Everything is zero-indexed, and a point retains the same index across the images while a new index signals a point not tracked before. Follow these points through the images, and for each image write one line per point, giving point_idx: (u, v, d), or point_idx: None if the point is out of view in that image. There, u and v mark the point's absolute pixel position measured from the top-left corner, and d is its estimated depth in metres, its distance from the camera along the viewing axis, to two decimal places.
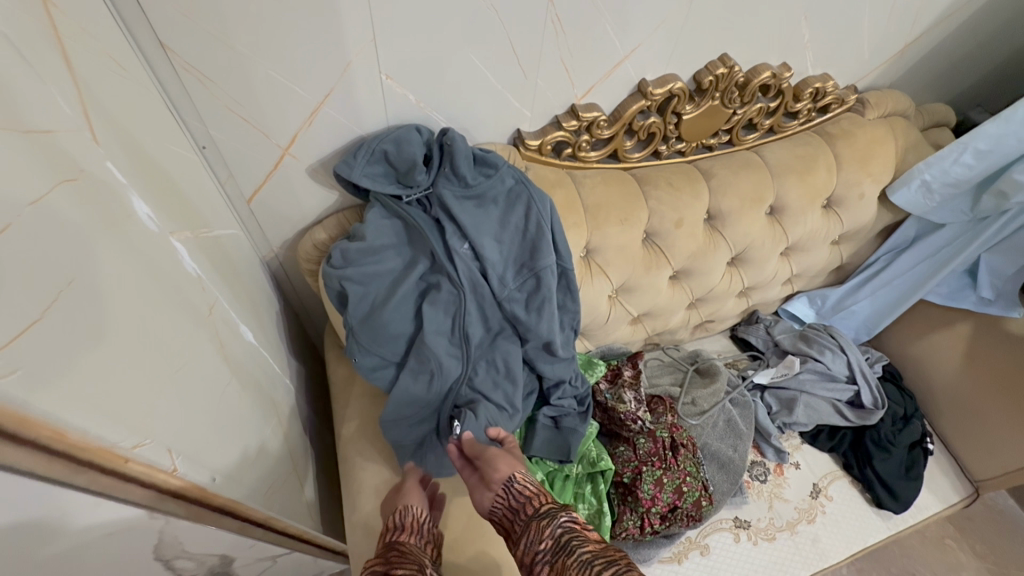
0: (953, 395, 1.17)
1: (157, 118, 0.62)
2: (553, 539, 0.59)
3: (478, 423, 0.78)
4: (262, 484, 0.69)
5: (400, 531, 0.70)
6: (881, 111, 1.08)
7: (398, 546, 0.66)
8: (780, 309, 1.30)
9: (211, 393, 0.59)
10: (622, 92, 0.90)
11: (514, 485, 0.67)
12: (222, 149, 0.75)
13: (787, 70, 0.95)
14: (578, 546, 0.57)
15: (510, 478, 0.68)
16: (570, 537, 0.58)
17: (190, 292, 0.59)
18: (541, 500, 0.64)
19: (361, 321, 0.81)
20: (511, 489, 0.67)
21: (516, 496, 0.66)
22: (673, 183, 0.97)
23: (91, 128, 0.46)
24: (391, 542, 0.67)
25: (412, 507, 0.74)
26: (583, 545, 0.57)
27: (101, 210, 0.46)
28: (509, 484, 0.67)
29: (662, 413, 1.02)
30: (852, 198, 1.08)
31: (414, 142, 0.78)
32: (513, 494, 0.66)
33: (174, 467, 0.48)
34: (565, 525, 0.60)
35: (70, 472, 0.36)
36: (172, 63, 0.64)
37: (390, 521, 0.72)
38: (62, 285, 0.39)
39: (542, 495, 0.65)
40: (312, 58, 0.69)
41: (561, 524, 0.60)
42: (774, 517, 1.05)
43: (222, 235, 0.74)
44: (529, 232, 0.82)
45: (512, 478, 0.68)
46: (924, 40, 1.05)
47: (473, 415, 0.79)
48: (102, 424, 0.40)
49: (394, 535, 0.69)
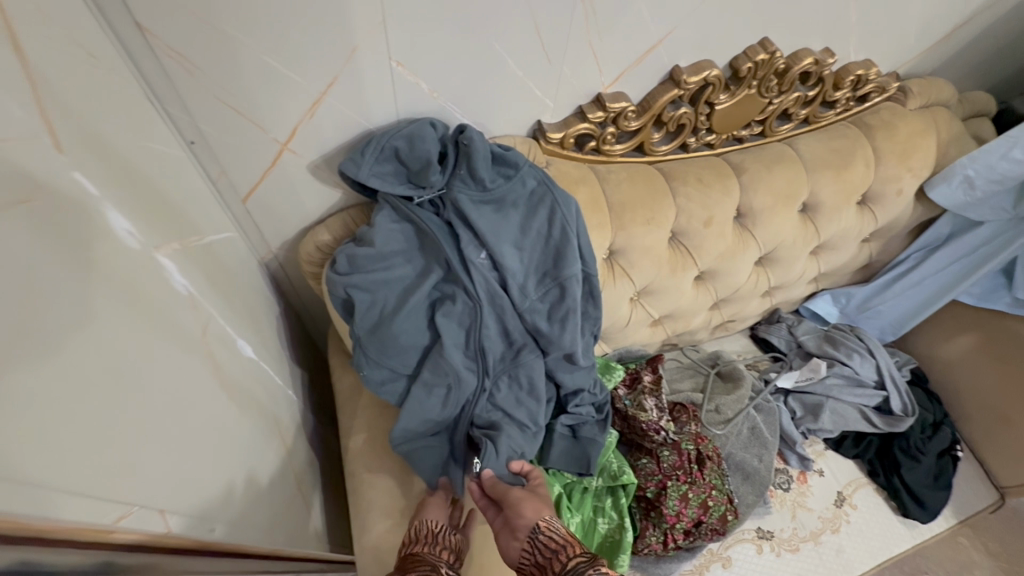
0: (981, 399, 1.12)
1: (136, 114, 0.54)
2: None
3: (500, 458, 0.74)
4: (267, 515, 0.63)
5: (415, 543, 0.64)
6: (923, 100, 1.01)
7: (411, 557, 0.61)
8: (802, 308, 1.24)
9: (206, 428, 0.53)
10: (653, 79, 0.83)
11: (540, 536, 0.60)
12: (214, 144, 0.67)
13: (830, 56, 0.88)
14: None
15: (535, 527, 0.62)
16: None
17: (179, 316, 0.52)
18: (569, 552, 0.56)
19: (369, 332, 0.75)
20: (537, 540, 0.60)
21: (542, 550, 0.58)
22: (703, 179, 0.90)
23: (52, 132, 0.39)
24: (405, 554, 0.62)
25: (428, 520, 0.68)
26: None
27: (66, 231, 0.38)
28: (535, 534, 0.61)
29: (685, 422, 0.97)
30: (889, 194, 1.01)
31: (429, 138, 0.70)
32: (539, 545, 0.59)
33: (167, 529, 0.42)
34: None
35: (56, 560, 0.29)
36: (151, 48, 0.56)
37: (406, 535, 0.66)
38: (18, 335, 0.32)
39: (569, 545, 0.57)
40: (313, 41, 0.61)
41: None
42: (798, 527, 1.01)
43: (215, 240, 0.67)
44: (553, 238, 0.75)
45: (538, 526, 0.62)
46: (974, 23, 0.97)
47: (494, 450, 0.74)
48: (78, 496, 0.34)
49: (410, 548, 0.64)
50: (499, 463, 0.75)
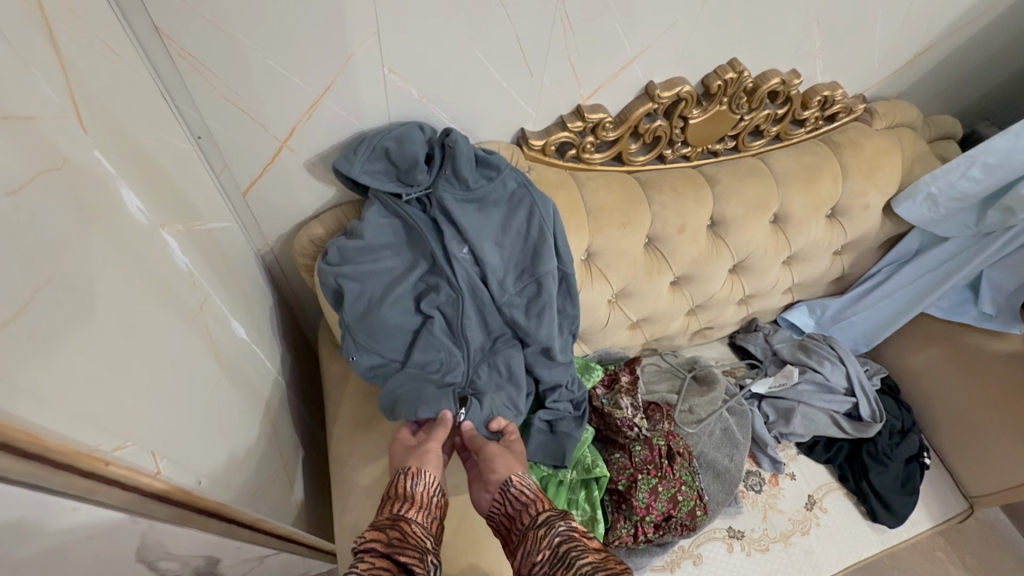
0: (948, 409, 1.16)
1: (150, 106, 0.60)
2: (551, 550, 0.56)
3: (482, 412, 0.79)
4: (250, 483, 0.67)
5: (404, 504, 0.62)
6: (889, 121, 1.07)
7: (401, 525, 0.59)
8: (779, 318, 1.29)
9: (200, 392, 0.58)
10: (629, 94, 0.89)
11: (511, 490, 0.66)
12: (218, 140, 0.73)
13: (796, 77, 0.94)
14: (578, 557, 0.54)
15: (507, 481, 0.67)
16: (570, 547, 0.55)
17: (180, 289, 0.57)
18: (538, 507, 0.62)
19: (357, 319, 0.79)
20: (508, 493, 0.66)
21: (512, 502, 0.64)
22: (678, 188, 0.95)
23: (78, 115, 0.45)
24: (394, 518, 0.60)
25: (425, 477, 0.66)
26: (583, 556, 0.54)
27: (87, 200, 0.44)
28: (506, 488, 0.66)
29: (659, 420, 1.01)
30: (857, 208, 1.07)
31: (416, 140, 0.76)
32: (510, 498, 0.65)
33: (158, 470, 0.47)
34: (564, 533, 0.57)
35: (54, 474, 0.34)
36: (167, 49, 0.62)
37: (398, 490, 0.64)
38: (39, 282, 0.37)
39: (540, 501, 0.63)
40: (314, 49, 0.68)
41: (560, 532, 0.58)
42: (769, 528, 1.04)
43: (216, 228, 0.72)
44: (531, 237, 0.80)
45: (510, 481, 0.67)
46: (934, 51, 1.04)
47: (479, 404, 0.79)
48: (83, 426, 0.39)
49: (400, 508, 0.62)
50: (480, 418, 0.79)
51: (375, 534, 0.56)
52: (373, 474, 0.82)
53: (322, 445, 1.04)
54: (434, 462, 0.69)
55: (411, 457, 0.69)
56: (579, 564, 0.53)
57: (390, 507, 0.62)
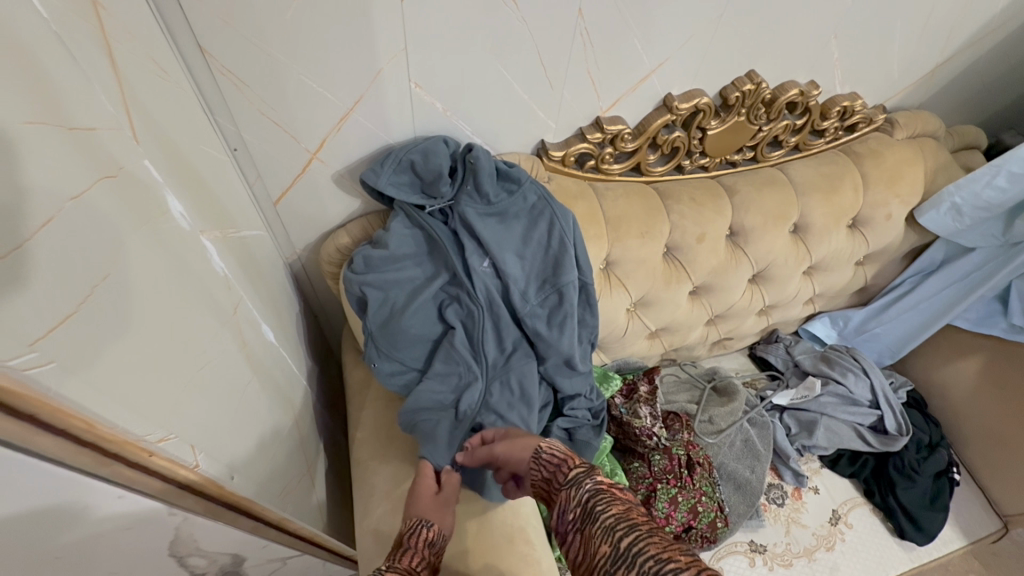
0: (979, 424, 1.13)
1: (192, 120, 0.64)
2: (581, 507, 0.56)
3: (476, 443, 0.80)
4: (277, 483, 0.69)
5: (420, 559, 0.60)
6: (910, 131, 1.06)
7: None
8: (800, 329, 1.27)
9: (232, 391, 0.60)
10: (648, 106, 0.90)
11: (543, 455, 0.66)
12: (253, 151, 0.76)
13: (815, 88, 0.95)
14: (603, 510, 0.53)
15: (537, 448, 0.67)
16: (595, 501, 0.55)
17: (216, 290, 0.60)
18: (569, 465, 0.62)
19: (380, 327, 0.82)
20: (541, 459, 0.66)
21: (546, 467, 0.65)
22: (696, 199, 0.96)
23: (131, 126, 0.48)
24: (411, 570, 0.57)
25: (442, 539, 0.65)
26: (608, 509, 0.53)
27: (137, 204, 0.47)
28: (538, 454, 0.66)
29: (678, 429, 1.00)
30: (879, 218, 1.06)
31: (441, 153, 0.79)
32: (542, 462, 0.65)
33: (196, 463, 0.49)
34: (592, 488, 0.57)
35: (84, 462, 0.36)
36: (209, 66, 0.66)
37: (418, 541, 0.62)
38: (96, 280, 0.40)
39: (570, 459, 0.63)
40: (344, 65, 0.71)
41: (587, 489, 0.57)
42: (792, 542, 1.02)
43: (248, 236, 0.75)
44: (552, 249, 0.82)
45: (540, 448, 0.67)
46: (956, 61, 1.03)
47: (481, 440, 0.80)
48: (131, 416, 0.41)
49: (416, 563, 0.59)
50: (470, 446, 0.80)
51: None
52: (393, 479, 0.82)
53: (343, 451, 1.06)
54: (448, 524, 0.68)
55: (430, 510, 0.68)
56: (603, 517, 0.53)
57: (408, 557, 0.59)
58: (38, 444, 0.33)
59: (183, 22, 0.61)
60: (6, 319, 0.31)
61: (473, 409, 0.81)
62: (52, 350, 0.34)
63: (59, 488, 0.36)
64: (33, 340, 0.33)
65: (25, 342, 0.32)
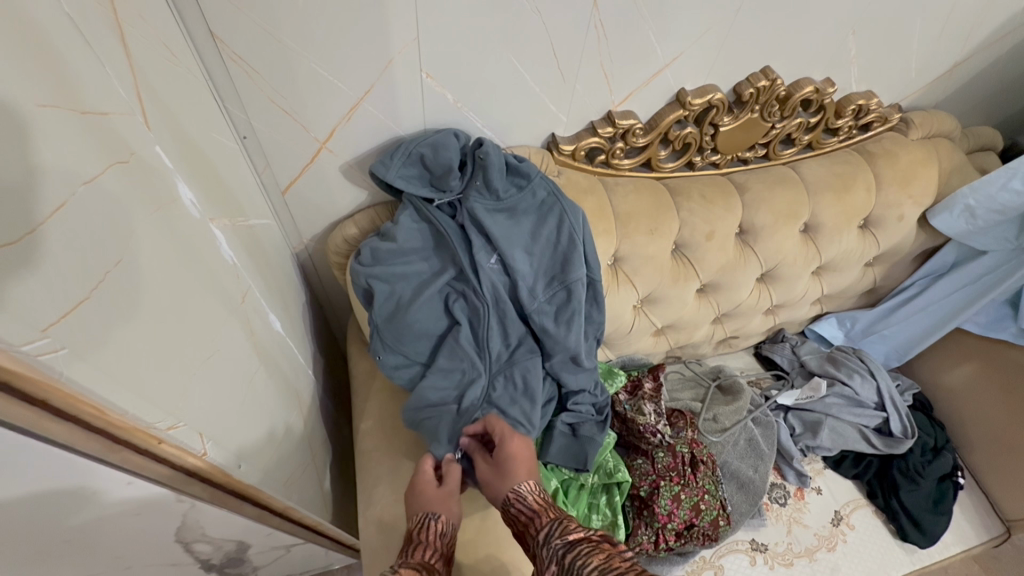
0: (985, 428, 1.13)
1: (202, 107, 0.63)
2: (557, 563, 0.55)
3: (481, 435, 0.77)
4: (283, 471, 0.70)
5: (432, 552, 0.61)
6: (926, 131, 1.05)
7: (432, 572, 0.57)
8: (807, 329, 1.26)
9: (240, 381, 0.60)
10: (660, 101, 0.90)
11: (513, 508, 0.66)
12: (262, 140, 0.76)
13: (830, 86, 0.94)
14: (576, 565, 0.53)
15: (507, 500, 0.67)
16: (574, 555, 0.54)
17: (225, 279, 0.60)
18: (539, 519, 0.62)
19: (386, 320, 0.82)
20: (510, 511, 0.66)
21: (516, 521, 0.65)
22: (707, 196, 0.95)
23: (143, 112, 0.48)
24: (425, 566, 0.59)
25: (449, 526, 0.66)
26: (587, 562, 0.52)
27: (150, 192, 0.47)
28: (508, 507, 0.66)
29: (682, 427, 1.00)
30: (890, 220, 1.05)
31: (451, 147, 0.78)
32: (513, 517, 0.65)
33: (203, 451, 0.49)
34: (567, 543, 0.56)
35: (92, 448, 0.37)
36: (221, 54, 0.66)
37: (429, 536, 0.63)
38: (110, 265, 0.40)
39: (540, 514, 0.63)
40: (354, 55, 0.70)
41: (559, 545, 0.57)
42: (793, 542, 1.02)
43: (257, 225, 0.75)
44: (561, 244, 0.81)
45: (510, 499, 0.67)
46: (975, 60, 1.02)
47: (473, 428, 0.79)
48: (141, 402, 0.41)
49: (428, 557, 0.61)
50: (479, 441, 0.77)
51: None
52: (397, 469, 0.83)
53: (347, 441, 1.06)
54: (454, 509, 0.69)
55: (434, 501, 0.69)
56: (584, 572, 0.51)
57: (419, 553, 0.61)
58: (48, 431, 0.34)
59: (195, 8, 0.61)
60: (19, 302, 0.31)
61: (476, 404, 0.81)
62: (63, 337, 0.34)
63: (67, 472, 0.38)
64: (46, 327, 0.33)
65: (37, 328, 0.32)
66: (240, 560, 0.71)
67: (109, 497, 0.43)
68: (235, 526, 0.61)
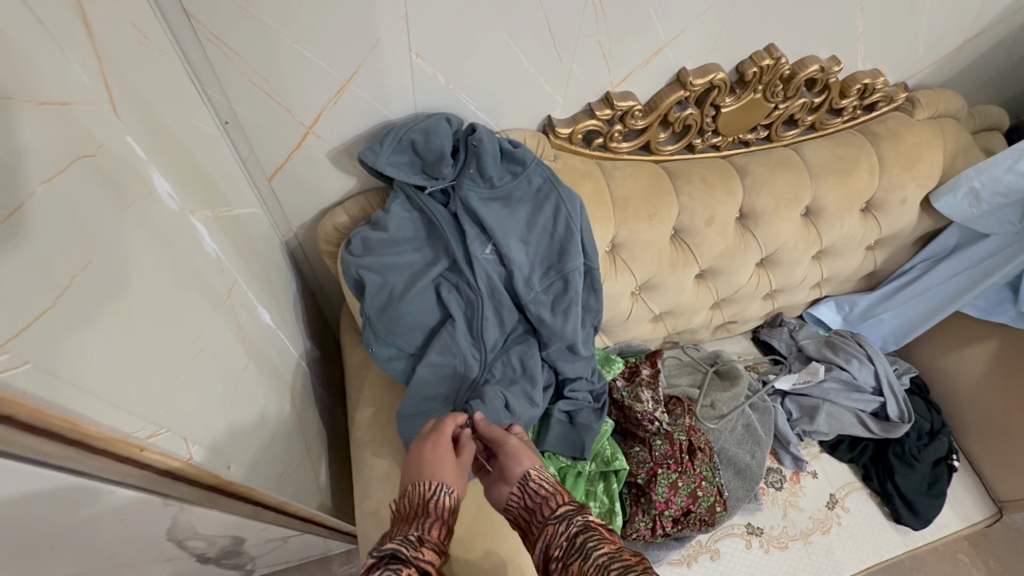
0: (981, 411, 1.13)
1: (179, 92, 0.60)
2: (568, 538, 0.55)
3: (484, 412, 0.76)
4: (276, 464, 0.69)
5: (442, 526, 0.59)
6: (932, 111, 1.02)
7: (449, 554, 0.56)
8: (804, 313, 1.25)
9: (227, 380, 0.58)
10: (660, 82, 0.86)
11: (530, 484, 0.63)
12: (245, 125, 0.73)
13: (836, 64, 0.90)
14: (595, 548, 0.52)
15: (526, 475, 0.64)
16: (587, 537, 0.54)
17: (208, 273, 0.57)
18: (557, 499, 0.60)
19: (378, 312, 0.80)
20: (527, 488, 0.63)
21: (531, 496, 0.62)
22: (707, 179, 0.92)
23: (111, 100, 0.45)
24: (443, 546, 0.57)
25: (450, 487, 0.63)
26: (600, 546, 0.52)
27: (118, 186, 0.44)
28: (525, 483, 0.64)
29: (680, 414, 1.00)
30: (893, 202, 1.03)
31: (443, 133, 0.75)
32: (529, 492, 0.63)
33: (189, 456, 0.48)
34: (583, 523, 0.56)
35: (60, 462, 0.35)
36: (196, 33, 0.62)
37: (441, 509, 0.60)
38: (76, 269, 0.37)
39: (558, 493, 0.61)
40: (339, 36, 0.67)
41: (578, 524, 0.56)
42: (789, 525, 1.02)
43: (242, 214, 0.72)
44: (557, 234, 0.79)
45: (528, 475, 0.64)
46: (984, 37, 0.98)
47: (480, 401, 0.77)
48: (116, 412, 0.39)
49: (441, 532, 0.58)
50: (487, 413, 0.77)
51: (430, 554, 0.54)
52: (392, 460, 0.82)
53: (342, 430, 1.05)
54: (462, 481, 0.65)
55: (429, 464, 0.65)
56: (596, 554, 0.51)
57: (436, 531, 0.58)
58: (19, 444, 0.32)
59: None
60: None
61: (472, 393, 0.80)
62: (27, 350, 0.32)
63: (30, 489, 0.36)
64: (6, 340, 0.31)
65: None
66: (236, 552, 0.70)
67: (101, 501, 0.41)
68: (228, 522, 0.60)
